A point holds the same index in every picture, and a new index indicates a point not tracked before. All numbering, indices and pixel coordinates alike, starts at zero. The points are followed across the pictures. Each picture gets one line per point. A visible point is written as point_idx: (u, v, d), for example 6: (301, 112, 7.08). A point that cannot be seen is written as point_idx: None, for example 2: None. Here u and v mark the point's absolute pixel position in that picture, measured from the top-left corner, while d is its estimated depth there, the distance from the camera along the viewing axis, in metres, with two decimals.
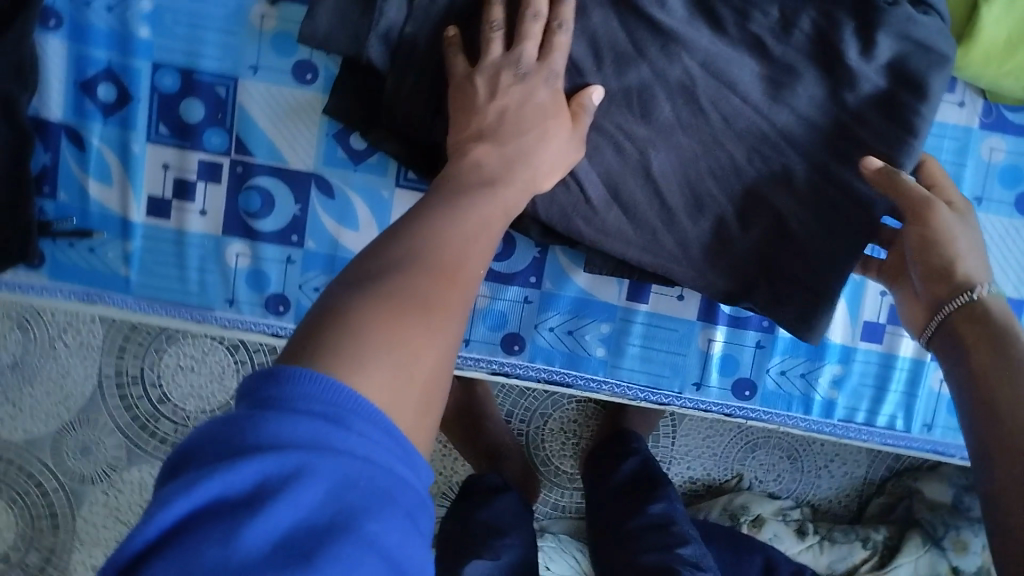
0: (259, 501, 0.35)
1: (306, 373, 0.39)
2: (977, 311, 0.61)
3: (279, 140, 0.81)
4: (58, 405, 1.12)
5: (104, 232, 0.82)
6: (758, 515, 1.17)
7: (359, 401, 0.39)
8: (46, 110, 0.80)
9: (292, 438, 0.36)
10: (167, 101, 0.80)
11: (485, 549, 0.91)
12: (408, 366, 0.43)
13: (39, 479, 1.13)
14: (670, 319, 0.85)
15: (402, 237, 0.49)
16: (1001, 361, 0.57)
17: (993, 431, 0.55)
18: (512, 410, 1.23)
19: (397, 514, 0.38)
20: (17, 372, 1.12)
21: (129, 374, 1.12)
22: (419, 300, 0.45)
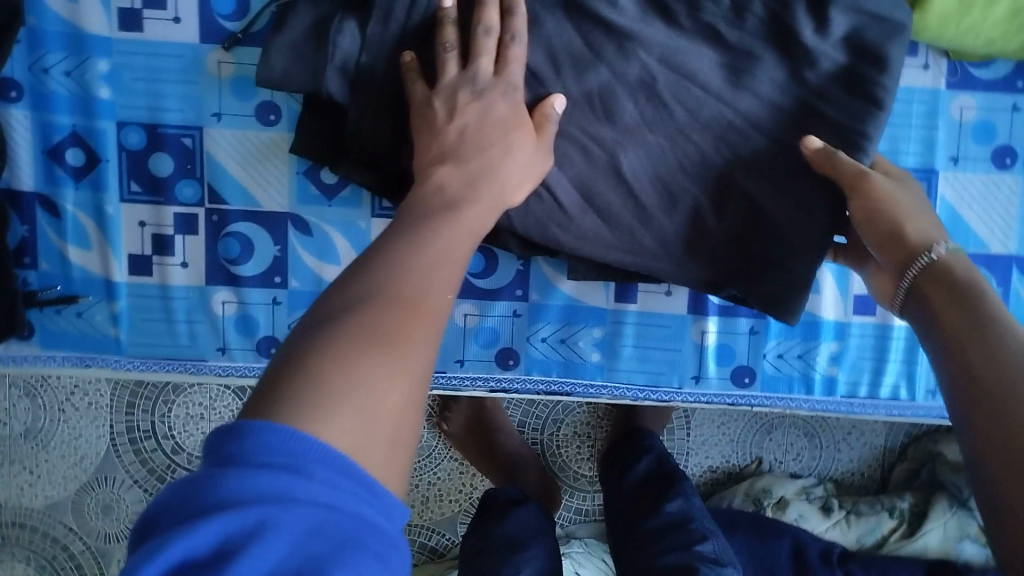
0: (223, 558, 0.36)
1: (265, 426, 0.40)
2: (939, 269, 0.59)
3: (251, 184, 0.81)
4: (73, 468, 1.12)
5: (89, 296, 0.83)
6: (781, 497, 1.16)
7: (319, 448, 0.40)
8: (20, 182, 0.80)
9: (252, 494, 0.38)
10: (136, 159, 0.80)
11: (505, 565, 0.91)
12: (375, 405, 0.43)
13: (64, 543, 1.14)
14: (660, 316, 0.85)
15: (365, 273, 0.49)
16: (969, 313, 0.54)
17: (967, 385, 0.50)
18: (524, 420, 1.23)
19: (365, 557, 0.38)
20: (29, 439, 1.12)
21: (141, 429, 1.12)
22: (383, 337, 0.45)
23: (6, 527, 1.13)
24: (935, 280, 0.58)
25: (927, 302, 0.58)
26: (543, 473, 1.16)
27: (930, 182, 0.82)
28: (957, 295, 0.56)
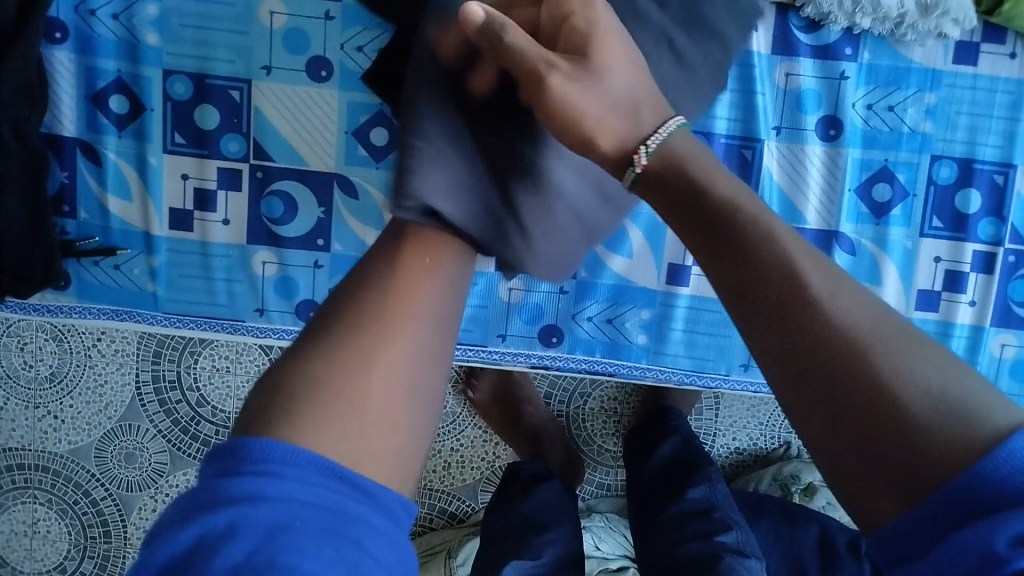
0: (198, 558, 0.38)
1: (250, 438, 0.42)
2: (653, 180, 0.48)
3: (297, 142, 0.78)
4: (98, 414, 1.12)
5: (128, 249, 0.81)
6: (809, 483, 1.14)
7: (293, 450, 0.41)
8: (60, 127, 0.78)
9: (227, 499, 0.39)
10: (181, 109, 0.77)
11: (526, 548, 0.90)
12: (365, 409, 0.45)
13: (88, 489, 1.14)
14: (713, 301, 0.82)
15: (368, 288, 0.50)
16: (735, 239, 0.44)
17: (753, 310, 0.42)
18: (551, 391, 1.21)
19: (331, 545, 0.39)
20: (55, 383, 1.11)
21: (167, 379, 1.11)
22: (368, 347, 0.47)
23: (30, 469, 1.13)
24: (657, 165, 0.48)
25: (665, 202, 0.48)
26: (570, 447, 1.14)
27: (1008, 177, 0.78)
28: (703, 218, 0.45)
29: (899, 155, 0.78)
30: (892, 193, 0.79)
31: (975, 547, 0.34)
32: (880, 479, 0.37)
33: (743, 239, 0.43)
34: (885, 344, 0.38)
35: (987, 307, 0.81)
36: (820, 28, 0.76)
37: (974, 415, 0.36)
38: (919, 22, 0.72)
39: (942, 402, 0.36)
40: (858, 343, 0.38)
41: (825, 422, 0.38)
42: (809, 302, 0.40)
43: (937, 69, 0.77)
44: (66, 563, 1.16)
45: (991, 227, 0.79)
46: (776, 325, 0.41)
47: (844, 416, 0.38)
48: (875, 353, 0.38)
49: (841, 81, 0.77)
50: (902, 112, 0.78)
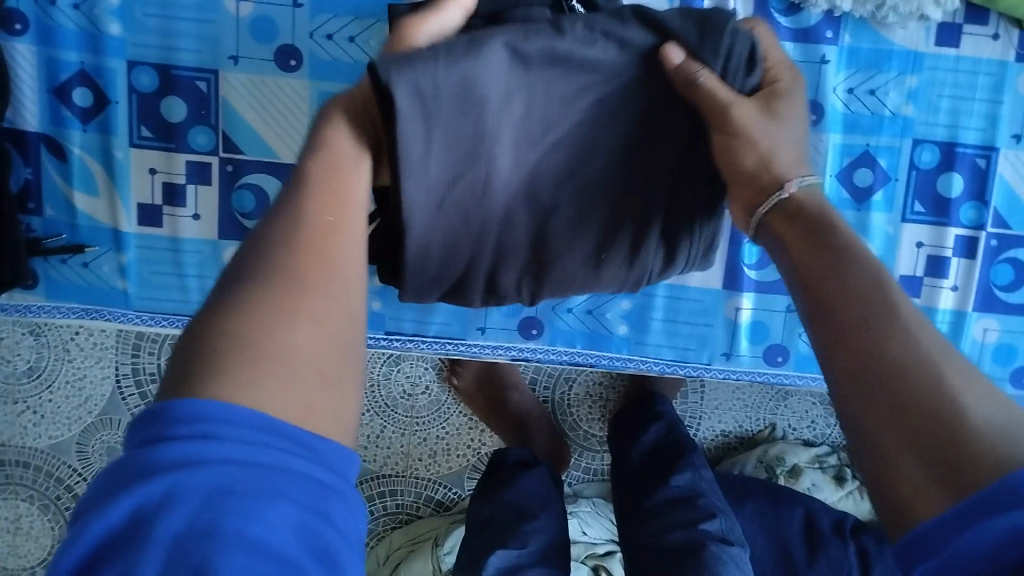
0: (140, 534, 0.31)
1: (179, 399, 0.34)
2: (786, 205, 0.54)
3: (267, 133, 0.76)
4: (79, 408, 1.10)
5: (96, 246, 0.79)
6: (794, 465, 1.14)
7: (232, 411, 0.34)
8: (23, 122, 0.75)
9: (159, 466, 0.32)
10: (147, 102, 0.75)
11: (511, 538, 0.89)
12: (297, 365, 0.37)
13: (68, 484, 1.11)
14: (694, 290, 0.81)
15: (272, 237, 0.41)
16: (820, 243, 0.48)
17: (819, 300, 0.45)
18: (535, 377, 1.20)
19: (289, 509, 0.33)
20: (33, 377, 1.10)
21: (147, 372, 1.10)
22: (299, 289, 0.39)
23: (10, 465, 1.11)
24: (780, 210, 0.54)
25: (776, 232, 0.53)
26: (557, 433, 1.13)
27: (990, 159, 0.77)
28: (808, 228, 0.50)
29: (880, 139, 0.77)
30: (874, 178, 0.78)
31: (999, 532, 0.32)
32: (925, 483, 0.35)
33: (834, 244, 0.47)
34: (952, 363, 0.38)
35: (968, 291, 0.80)
36: (800, 11, 0.75)
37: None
38: (900, 4, 0.72)
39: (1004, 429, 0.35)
40: (932, 362, 0.38)
41: (877, 423, 0.38)
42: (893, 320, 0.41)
43: (919, 51, 0.76)
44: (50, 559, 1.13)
45: (973, 211, 0.79)
46: (842, 339, 0.42)
47: (892, 418, 0.38)
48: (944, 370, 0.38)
49: (821, 64, 0.76)
50: (883, 96, 0.77)
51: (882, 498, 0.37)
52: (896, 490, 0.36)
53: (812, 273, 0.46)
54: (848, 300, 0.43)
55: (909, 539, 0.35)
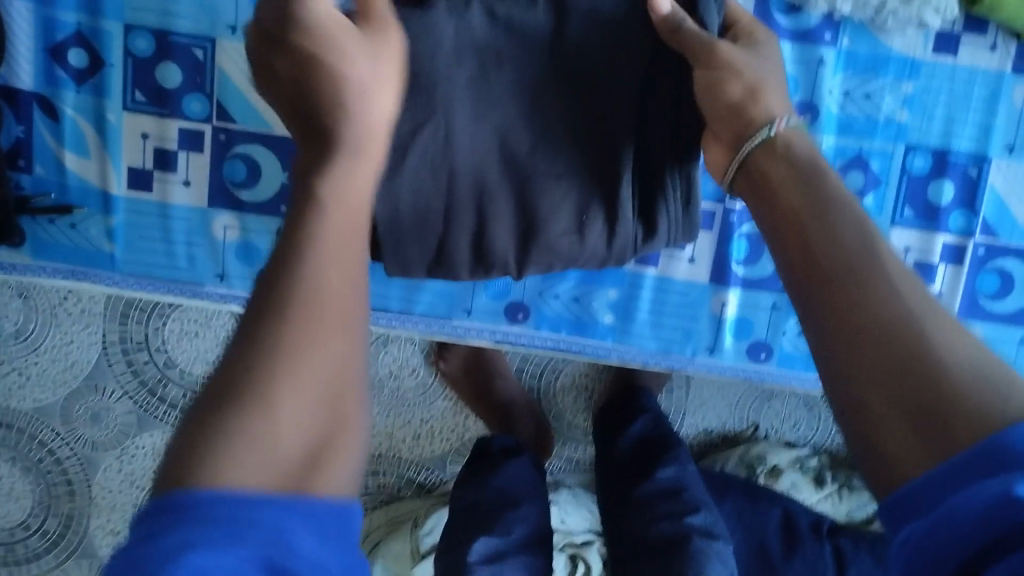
0: None
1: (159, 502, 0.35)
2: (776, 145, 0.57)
3: (261, 104, 0.76)
4: (64, 373, 1.10)
5: (85, 208, 0.78)
6: (775, 465, 1.15)
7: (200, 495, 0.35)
8: (17, 79, 0.75)
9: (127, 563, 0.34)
10: (142, 67, 0.75)
11: (496, 524, 0.90)
12: (279, 450, 0.37)
13: (50, 446, 1.12)
14: (681, 282, 0.81)
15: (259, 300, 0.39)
16: (808, 195, 0.51)
17: (800, 255, 0.48)
18: (523, 364, 1.20)
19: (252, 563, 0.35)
20: (20, 339, 1.09)
21: (135, 340, 1.09)
22: (288, 354, 0.38)
23: None
24: (768, 155, 0.57)
25: (767, 189, 0.55)
26: (542, 421, 1.14)
27: (981, 170, 0.77)
28: (798, 166, 0.54)
29: (874, 143, 0.77)
30: (865, 181, 0.78)
31: (991, 493, 0.35)
32: (913, 439, 0.39)
33: (822, 199, 0.50)
34: (934, 319, 0.41)
35: (954, 297, 0.80)
36: (800, 12, 0.75)
37: (1005, 389, 0.39)
38: (900, 9, 0.73)
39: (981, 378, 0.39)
40: (918, 317, 0.41)
41: (869, 377, 0.41)
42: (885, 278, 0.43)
43: (915, 59, 0.76)
44: (29, 521, 1.14)
45: (961, 219, 0.79)
46: (831, 292, 0.44)
47: (885, 377, 0.40)
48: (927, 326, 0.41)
49: (818, 66, 0.76)
50: (879, 100, 0.76)
51: (864, 446, 0.41)
52: (889, 451, 0.40)
53: (803, 231, 0.49)
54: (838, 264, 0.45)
55: (898, 497, 0.39)
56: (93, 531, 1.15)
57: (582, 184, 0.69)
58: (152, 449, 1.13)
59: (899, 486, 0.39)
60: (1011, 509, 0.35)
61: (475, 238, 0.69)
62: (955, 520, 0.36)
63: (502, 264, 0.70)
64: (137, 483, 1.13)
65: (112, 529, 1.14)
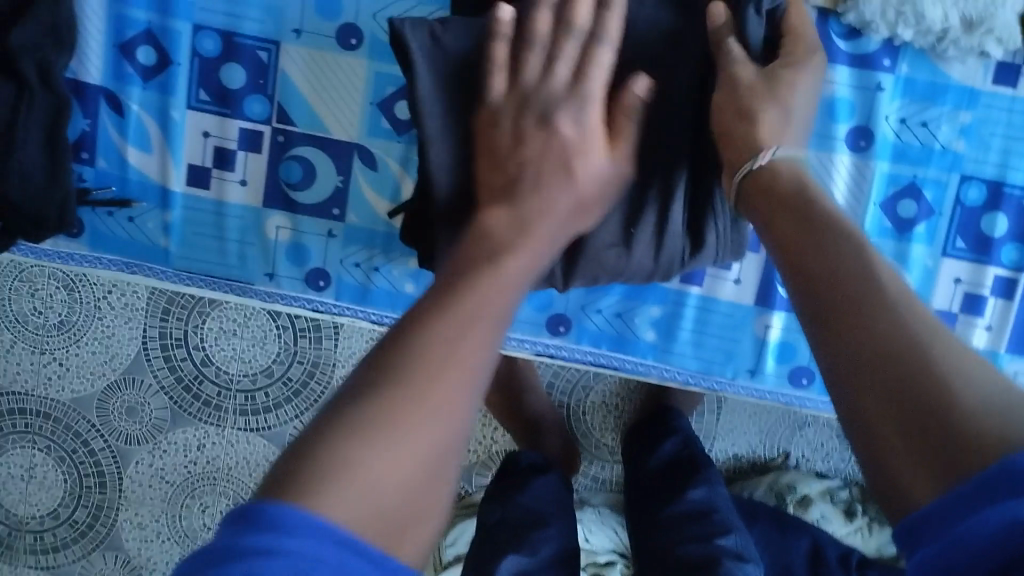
0: None
1: (273, 508, 0.36)
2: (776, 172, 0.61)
3: (320, 108, 0.78)
4: (103, 364, 1.12)
5: (143, 202, 0.80)
6: (805, 494, 1.13)
7: (311, 517, 0.36)
8: (85, 74, 0.77)
9: (242, 549, 0.35)
10: (208, 66, 0.77)
11: (523, 544, 0.90)
12: (374, 494, 0.37)
13: (85, 438, 1.14)
14: (725, 303, 0.81)
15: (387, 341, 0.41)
16: (805, 227, 0.53)
17: (803, 278, 0.49)
18: (553, 381, 1.20)
19: None
20: (63, 331, 1.12)
21: (174, 336, 1.11)
22: (414, 392, 0.40)
23: (31, 414, 1.14)
24: (766, 186, 0.60)
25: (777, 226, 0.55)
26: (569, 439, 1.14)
27: None
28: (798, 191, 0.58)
29: (928, 171, 0.77)
30: (918, 210, 0.78)
31: (1004, 518, 0.34)
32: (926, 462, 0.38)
33: (825, 232, 0.51)
34: (942, 346, 0.41)
35: (1003, 332, 0.80)
36: (860, 37, 0.75)
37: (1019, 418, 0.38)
38: (961, 38, 0.72)
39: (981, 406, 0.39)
40: (923, 344, 0.41)
41: (879, 405, 0.41)
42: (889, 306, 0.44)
43: (976, 87, 0.75)
44: (59, 511, 1.16)
45: (1015, 252, 0.78)
46: (830, 319, 0.45)
47: (896, 401, 0.40)
48: (935, 354, 0.41)
49: (876, 92, 0.76)
50: (935, 128, 0.76)
51: (879, 476, 0.41)
52: (905, 482, 0.39)
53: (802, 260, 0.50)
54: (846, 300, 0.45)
55: (914, 522, 0.38)
56: (121, 525, 1.16)
57: (636, 201, 0.69)
58: (183, 446, 1.14)
59: (915, 512, 0.38)
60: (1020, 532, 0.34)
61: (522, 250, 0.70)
62: (967, 549, 0.35)
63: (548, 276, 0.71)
64: (166, 480, 1.15)
65: (138, 523, 1.15)
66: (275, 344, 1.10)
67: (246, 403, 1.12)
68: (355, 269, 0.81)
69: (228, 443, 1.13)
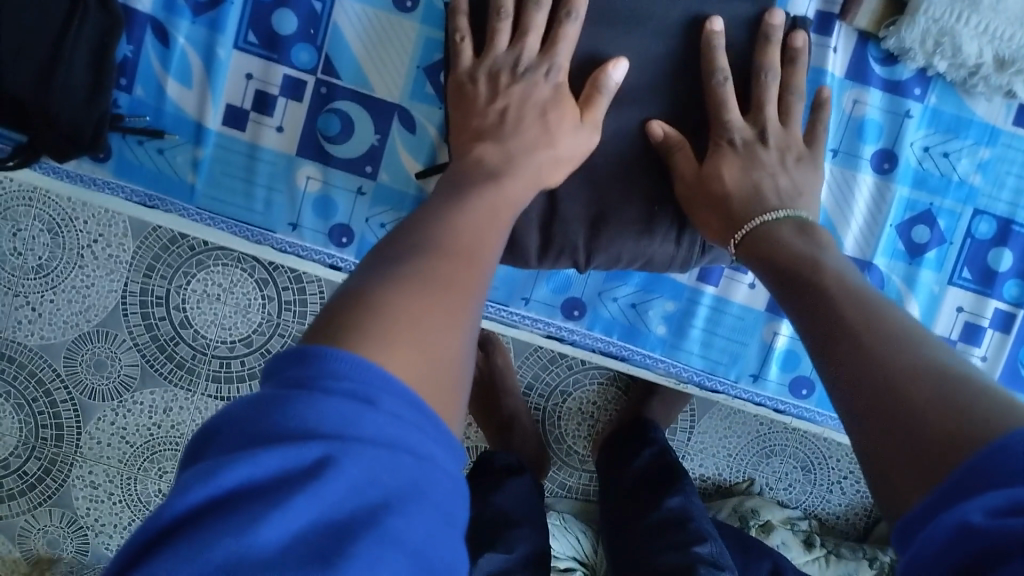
0: (284, 490, 0.35)
1: (335, 353, 0.40)
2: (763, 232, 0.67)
3: (367, 65, 0.78)
4: (77, 315, 1.08)
5: (176, 135, 0.79)
6: (767, 521, 1.13)
7: (386, 379, 0.40)
8: (136, 0, 0.77)
9: (317, 424, 0.37)
10: (261, 10, 0.77)
11: (500, 542, 0.89)
12: (425, 353, 0.44)
13: (49, 388, 1.09)
14: (737, 306, 0.83)
15: (421, 231, 0.53)
16: (808, 275, 0.59)
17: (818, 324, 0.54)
18: (532, 383, 1.17)
19: (422, 510, 0.38)
20: (41, 275, 1.07)
21: (154, 294, 1.07)
22: (443, 277, 0.49)
23: None
24: (754, 247, 0.66)
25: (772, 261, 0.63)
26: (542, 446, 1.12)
27: None
28: (800, 230, 0.65)
29: (944, 201, 0.80)
30: (930, 236, 0.81)
31: (957, 524, 0.34)
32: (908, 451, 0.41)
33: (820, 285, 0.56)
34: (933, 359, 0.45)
35: (997, 363, 0.83)
36: (895, 63, 0.78)
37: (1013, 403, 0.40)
38: (992, 76, 0.75)
39: (979, 392, 0.41)
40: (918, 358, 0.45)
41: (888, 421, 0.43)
42: (880, 322, 0.49)
43: (997, 126, 0.79)
44: (9, 460, 1.10)
45: (1015, 289, 0.81)
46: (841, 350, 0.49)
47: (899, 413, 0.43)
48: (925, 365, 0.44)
49: (904, 118, 0.79)
50: (955, 161, 0.80)
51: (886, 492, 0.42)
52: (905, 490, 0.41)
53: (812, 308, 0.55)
54: (840, 325, 0.51)
55: (906, 523, 0.39)
56: (73, 481, 1.10)
57: (654, 200, 0.73)
58: (150, 407, 1.10)
59: (905, 518, 0.39)
60: (966, 533, 0.33)
61: (544, 226, 0.73)
62: (927, 556, 0.35)
63: (572, 249, 0.73)
64: (127, 439, 1.10)
65: (92, 481, 1.10)
66: (258, 314, 1.08)
67: (221, 371, 1.09)
68: (379, 229, 0.81)
69: (197, 410, 1.10)
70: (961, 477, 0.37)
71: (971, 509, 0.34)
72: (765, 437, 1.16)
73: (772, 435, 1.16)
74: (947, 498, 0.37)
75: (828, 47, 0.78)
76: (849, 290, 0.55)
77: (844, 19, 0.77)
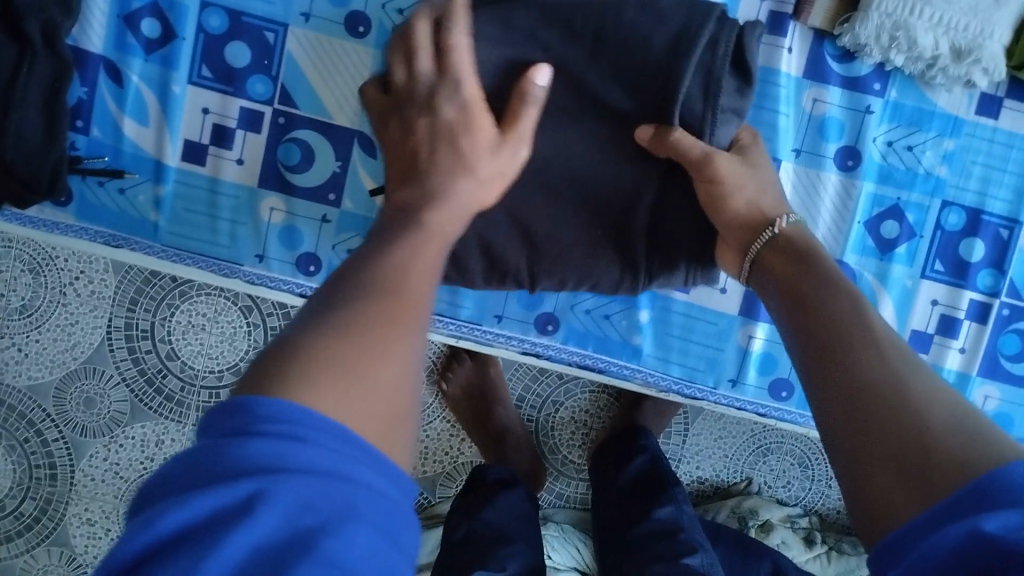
0: (217, 535, 0.34)
1: (258, 399, 0.38)
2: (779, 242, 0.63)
3: (323, 93, 0.78)
4: (64, 354, 1.07)
5: (136, 174, 0.79)
6: (766, 520, 1.12)
7: (311, 415, 0.37)
8: (87, 41, 0.77)
9: (245, 464, 0.35)
10: (213, 43, 0.77)
11: (490, 560, 0.87)
12: (361, 401, 0.40)
13: (39, 428, 1.08)
14: (709, 311, 0.83)
15: (373, 261, 0.48)
16: (813, 275, 0.57)
17: (814, 331, 0.52)
18: (523, 395, 1.16)
19: (362, 528, 0.36)
20: (25, 316, 1.07)
21: (140, 328, 1.07)
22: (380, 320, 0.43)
23: None
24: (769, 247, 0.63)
25: (775, 274, 0.60)
26: (536, 456, 1.12)
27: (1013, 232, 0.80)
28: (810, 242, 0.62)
29: (911, 195, 0.80)
30: (900, 231, 0.80)
31: (964, 534, 0.36)
32: (895, 473, 0.42)
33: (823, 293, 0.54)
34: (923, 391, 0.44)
35: (975, 354, 0.82)
36: (853, 60, 0.78)
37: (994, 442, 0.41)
38: (950, 66, 0.75)
39: (962, 431, 0.42)
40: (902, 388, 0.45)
41: (882, 446, 0.43)
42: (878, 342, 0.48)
43: (960, 117, 0.79)
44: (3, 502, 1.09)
45: (990, 278, 0.80)
46: (837, 364, 0.48)
47: (891, 442, 0.43)
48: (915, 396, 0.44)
49: (865, 114, 0.79)
50: (920, 153, 0.79)
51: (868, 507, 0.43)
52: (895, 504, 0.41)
53: (813, 308, 0.53)
54: (837, 336, 0.50)
55: (889, 545, 0.40)
56: (69, 519, 1.09)
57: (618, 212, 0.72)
58: (140, 442, 1.09)
59: (891, 538, 0.40)
60: (980, 546, 0.35)
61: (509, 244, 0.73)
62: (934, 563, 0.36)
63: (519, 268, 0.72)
64: (120, 474, 1.09)
65: (88, 519, 1.09)
66: (243, 342, 1.08)
67: (209, 402, 1.09)
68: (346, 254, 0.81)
69: (188, 441, 1.09)
70: (964, 496, 0.38)
71: (987, 515, 0.35)
72: (761, 436, 1.15)
73: (768, 434, 1.15)
74: (942, 516, 0.38)
75: (783, 47, 0.77)
76: (843, 297, 0.53)
77: (799, 16, 0.76)
